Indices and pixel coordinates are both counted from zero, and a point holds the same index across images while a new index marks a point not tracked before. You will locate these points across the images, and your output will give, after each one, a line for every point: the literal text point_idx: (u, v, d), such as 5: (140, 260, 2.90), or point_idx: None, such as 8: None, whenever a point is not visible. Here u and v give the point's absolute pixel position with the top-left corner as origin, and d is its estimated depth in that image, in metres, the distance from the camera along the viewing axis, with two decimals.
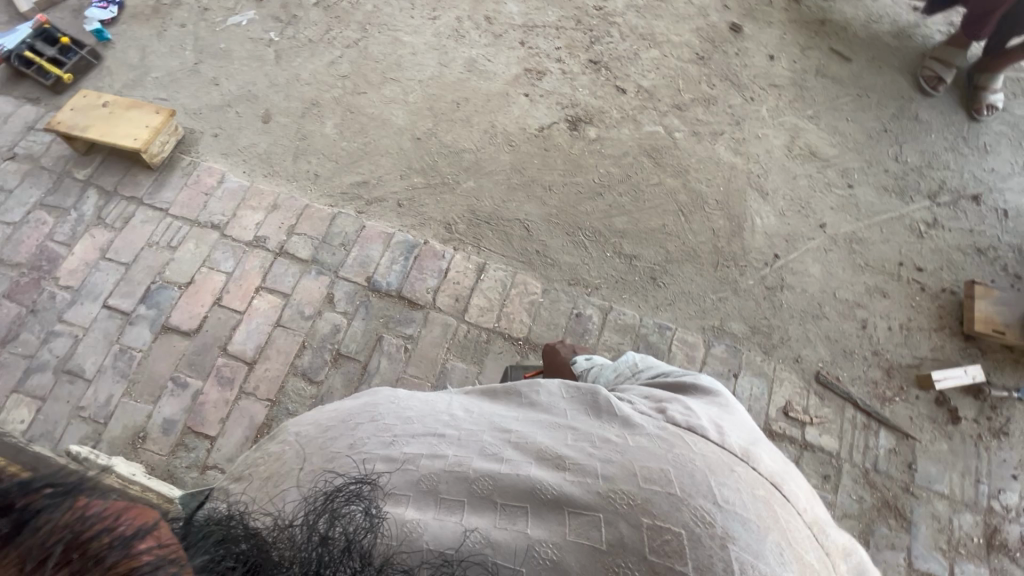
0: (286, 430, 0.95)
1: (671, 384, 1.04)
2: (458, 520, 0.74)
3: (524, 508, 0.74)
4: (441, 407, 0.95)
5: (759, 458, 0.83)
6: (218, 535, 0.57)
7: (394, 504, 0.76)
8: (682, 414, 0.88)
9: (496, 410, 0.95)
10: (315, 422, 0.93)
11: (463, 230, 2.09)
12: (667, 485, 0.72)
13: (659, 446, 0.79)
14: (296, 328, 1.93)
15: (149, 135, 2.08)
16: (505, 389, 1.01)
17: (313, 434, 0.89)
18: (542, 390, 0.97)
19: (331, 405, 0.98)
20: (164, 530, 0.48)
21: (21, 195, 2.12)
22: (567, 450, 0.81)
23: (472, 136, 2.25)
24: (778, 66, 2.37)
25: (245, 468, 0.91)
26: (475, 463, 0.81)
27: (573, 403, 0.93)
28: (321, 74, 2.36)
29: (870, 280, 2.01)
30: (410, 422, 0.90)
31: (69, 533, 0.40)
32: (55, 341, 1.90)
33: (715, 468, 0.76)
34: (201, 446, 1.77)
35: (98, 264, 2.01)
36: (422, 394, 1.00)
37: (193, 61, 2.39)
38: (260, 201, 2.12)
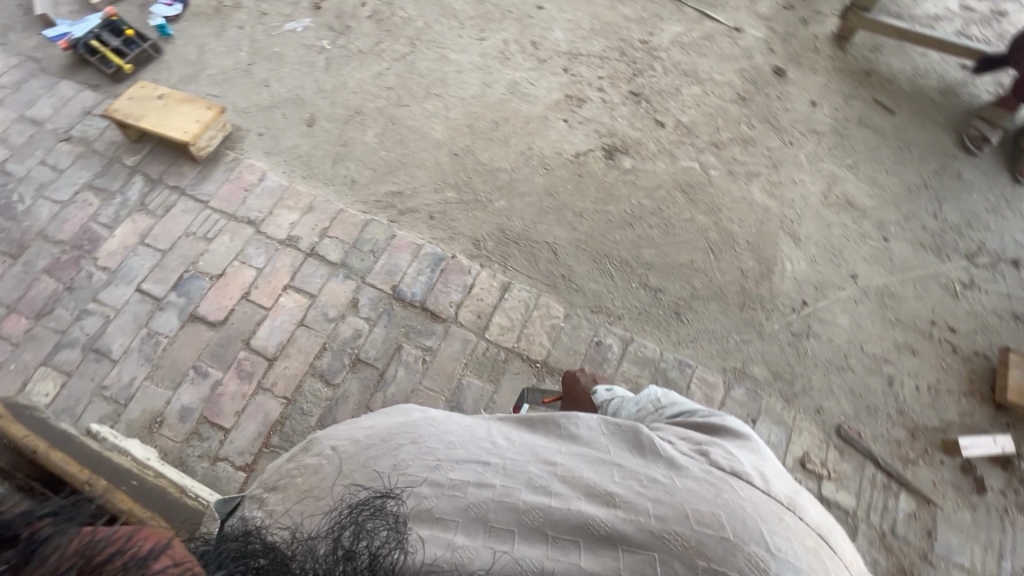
0: (322, 443, 1.01)
1: (698, 424, 1.04)
2: (509, 549, 0.80)
3: (575, 542, 0.81)
4: (482, 435, 0.99)
5: (804, 507, 0.88)
6: (235, 552, 0.68)
7: (443, 529, 0.82)
8: (725, 458, 0.92)
9: (538, 441, 0.98)
10: (352, 439, 0.98)
11: (492, 247, 2.11)
12: (720, 530, 0.77)
13: (707, 489, 0.84)
14: (319, 329, 1.95)
15: (199, 129, 2.16)
16: (542, 419, 1.03)
17: (353, 451, 0.95)
18: (581, 424, 1.00)
19: (367, 421, 1.03)
20: (173, 548, 0.61)
21: (72, 175, 2.20)
22: (616, 488, 0.86)
23: (508, 156, 2.28)
24: (819, 112, 2.36)
25: (276, 478, 0.98)
26: (524, 495, 0.86)
27: (614, 439, 0.96)
28: (368, 84, 2.43)
29: (900, 336, 1.97)
30: (453, 447, 0.94)
31: (80, 557, 0.52)
32: (87, 319, 1.95)
33: (765, 515, 0.81)
34: (214, 436, 1.79)
35: (136, 248, 2.07)
36: (459, 419, 1.04)
37: (247, 61, 2.48)
38: (296, 202, 2.17)
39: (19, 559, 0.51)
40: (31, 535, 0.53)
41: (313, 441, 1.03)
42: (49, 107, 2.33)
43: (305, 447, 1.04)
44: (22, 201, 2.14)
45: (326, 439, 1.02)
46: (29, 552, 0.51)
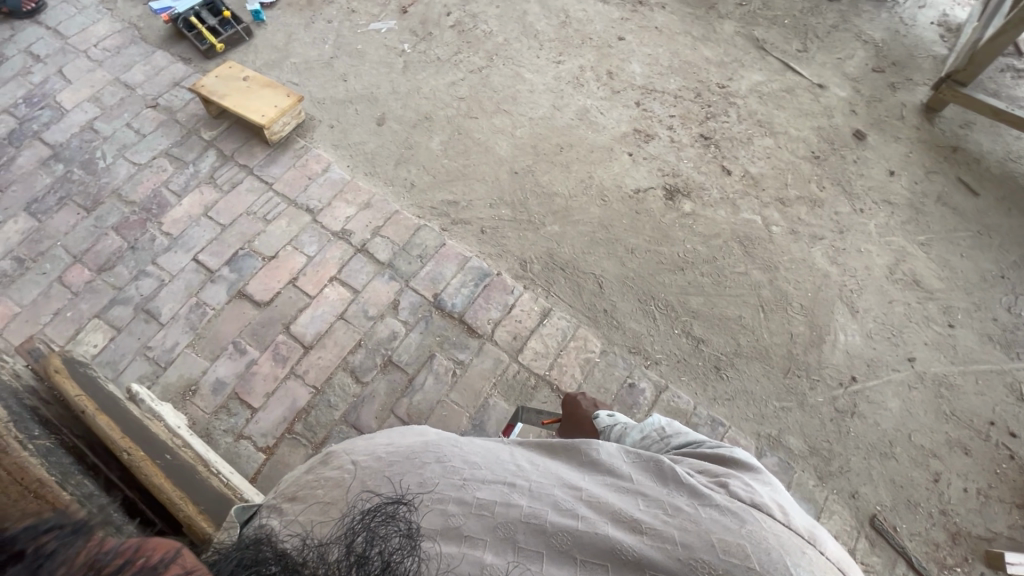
0: (341, 457, 0.97)
1: (705, 455, 0.98)
2: (538, 570, 0.76)
3: (604, 567, 0.77)
4: (504, 456, 0.94)
5: (824, 540, 0.84)
6: (247, 561, 0.67)
7: (471, 546, 0.78)
8: (744, 488, 0.86)
9: (559, 465, 0.93)
10: (373, 455, 0.94)
11: (538, 271, 2.10)
12: (745, 560, 0.75)
13: (731, 519, 0.80)
14: (357, 325, 1.98)
15: (275, 115, 2.22)
16: (562, 444, 0.97)
17: (373, 464, 0.92)
18: (601, 450, 0.95)
19: (385, 438, 1.00)
20: (183, 558, 0.63)
21: (152, 141, 2.31)
22: (641, 515, 0.82)
23: (567, 181, 2.27)
24: (896, 183, 2.27)
25: (291, 490, 0.94)
26: (551, 516, 0.82)
27: (635, 465, 0.91)
28: (441, 92, 2.47)
29: (952, 431, 1.85)
30: (476, 467, 0.90)
31: (90, 567, 0.54)
32: (142, 280, 2.03)
33: (788, 547, 0.78)
34: (242, 414, 1.83)
35: (199, 219, 2.15)
36: (477, 439, 0.99)
37: (330, 55, 2.56)
38: (355, 197, 2.22)
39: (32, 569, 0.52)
40: (36, 549, 0.54)
41: (328, 456, 0.99)
42: (143, 73, 2.46)
43: (322, 460, 0.99)
44: (103, 158, 2.26)
45: (342, 453, 0.98)
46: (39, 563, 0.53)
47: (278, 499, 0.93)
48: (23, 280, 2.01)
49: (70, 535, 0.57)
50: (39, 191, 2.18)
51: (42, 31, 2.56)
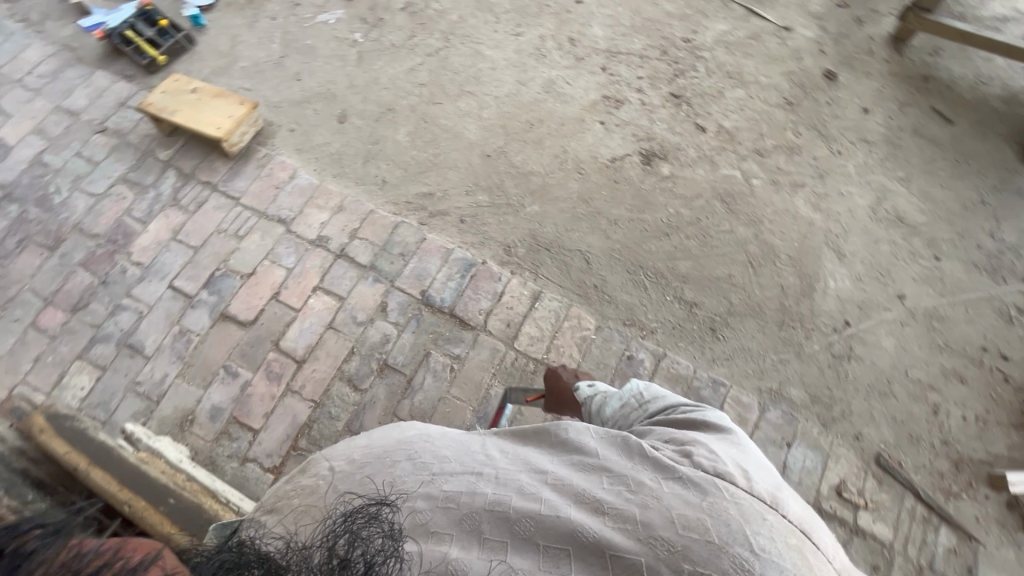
0: (318, 462, 0.96)
1: (680, 423, 0.97)
2: (501, 560, 0.75)
3: (565, 550, 0.75)
4: (474, 447, 0.92)
5: (788, 502, 0.80)
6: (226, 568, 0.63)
7: (437, 542, 0.77)
8: (708, 457, 0.83)
9: (529, 450, 0.91)
10: (348, 457, 0.94)
11: (524, 254, 2.06)
12: (704, 533, 0.71)
13: (692, 490, 0.77)
14: (347, 332, 1.94)
15: (231, 125, 2.14)
16: (533, 428, 0.95)
17: (350, 466, 0.91)
18: (570, 429, 0.92)
19: (363, 438, 0.99)
20: (165, 558, 0.62)
21: (106, 168, 2.21)
22: (603, 494, 0.80)
23: (542, 158, 2.22)
24: (871, 120, 2.25)
25: (279, 496, 0.92)
26: (515, 502, 0.80)
27: (602, 443, 0.89)
28: (400, 80, 2.38)
29: (947, 362, 1.88)
30: (446, 460, 0.89)
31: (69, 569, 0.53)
32: (120, 315, 1.97)
33: (748, 515, 0.74)
34: (244, 437, 1.80)
35: (169, 244, 2.08)
36: (451, 431, 0.98)
37: (279, 54, 2.45)
38: (328, 201, 2.15)
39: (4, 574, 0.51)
40: (17, 547, 0.53)
41: (307, 463, 0.99)
42: (85, 97, 2.34)
43: (302, 467, 0.98)
44: (58, 193, 2.16)
45: (322, 458, 0.97)
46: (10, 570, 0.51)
47: (265, 509, 0.92)
48: None
49: (50, 533, 0.55)
50: None
51: None
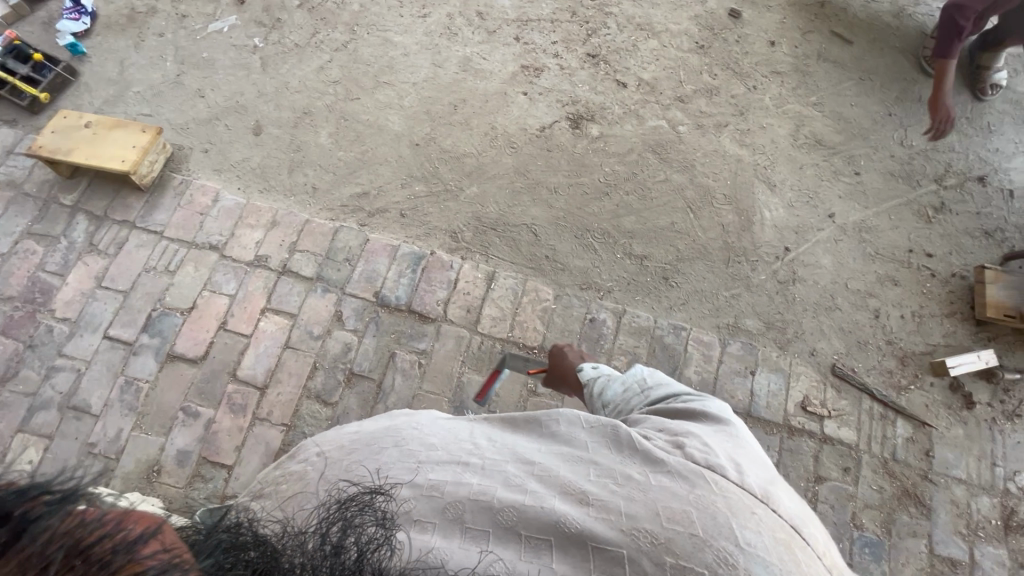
0: (308, 449, 0.95)
1: (677, 412, 0.99)
2: (483, 549, 0.75)
3: (548, 540, 0.76)
4: (463, 436, 0.92)
5: (777, 497, 0.83)
6: (226, 542, 0.60)
7: (419, 532, 0.77)
8: (700, 450, 0.86)
9: (519, 440, 0.92)
10: (337, 442, 0.92)
11: (471, 237, 2.05)
12: (689, 526, 0.74)
13: (680, 484, 0.80)
14: (306, 349, 1.89)
15: (138, 155, 2.00)
16: (524, 417, 0.96)
17: (339, 452, 0.90)
18: (562, 419, 0.93)
19: (353, 425, 0.98)
20: (165, 533, 0.53)
21: (7, 224, 2.03)
22: (590, 486, 0.81)
23: (472, 139, 2.19)
24: (779, 51, 2.33)
25: (272, 481, 0.91)
26: (500, 493, 0.81)
27: (594, 433, 0.90)
28: (311, 81, 2.28)
29: (881, 269, 2.01)
30: (434, 449, 0.88)
31: (71, 538, 0.45)
32: (56, 377, 1.84)
33: (735, 509, 0.77)
34: (218, 475, 1.74)
35: (95, 293, 1.94)
36: (442, 419, 0.98)
37: (175, 72, 2.29)
38: (259, 219, 2.05)
39: (3, 540, 0.42)
40: (24, 512, 0.44)
41: (296, 450, 0.97)
42: None
43: (290, 456, 0.97)
44: None
45: (313, 445, 0.95)
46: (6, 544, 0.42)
47: (253, 495, 0.90)
48: None
49: (53, 500, 0.46)
50: None
51: None
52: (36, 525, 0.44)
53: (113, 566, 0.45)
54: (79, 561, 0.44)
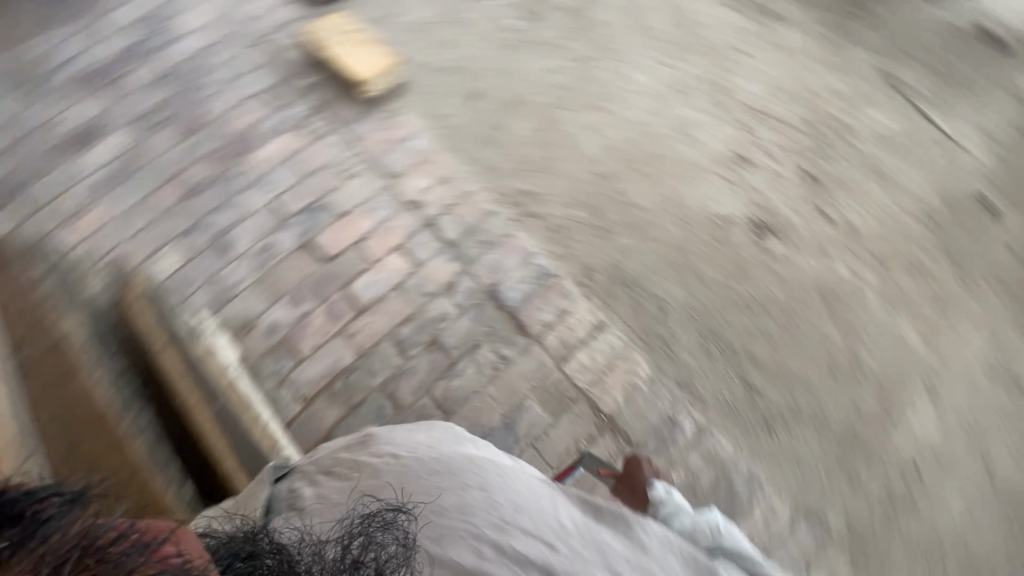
0: (384, 449, 1.07)
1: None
2: None
3: None
4: (547, 508, 1.02)
5: None
6: (242, 552, 0.87)
7: None
8: None
9: (598, 530, 1.02)
10: (409, 451, 1.06)
11: (601, 281, 2.03)
12: None
13: None
14: (410, 298, 1.99)
15: (382, 69, 2.32)
16: (604, 508, 1.05)
17: (417, 464, 1.04)
18: (643, 532, 1.03)
19: (430, 443, 1.08)
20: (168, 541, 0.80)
21: (252, 77, 2.35)
22: None
23: (651, 194, 2.16)
24: (1017, 266, 2.03)
25: (333, 460, 1.09)
26: None
27: (666, 563, 1.01)
28: (539, 77, 2.39)
29: (1014, 550, 1.71)
30: (519, 511, 1.00)
31: (82, 538, 0.71)
32: (221, 214, 2.11)
33: None
34: (289, 361, 1.89)
35: (283, 164, 2.20)
36: (523, 475, 1.07)
37: (435, 18, 2.52)
38: (433, 170, 2.21)
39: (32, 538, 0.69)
40: (39, 514, 0.72)
41: (370, 435, 1.11)
42: (256, 9, 2.50)
43: (364, 440, 1.11)
44: (206, 87, 2.33)
45: (385, 442, 1.08)
46: (32, 534, 0.70)
47: (326, 467, 1.09)
48: (116, 191, 2.13)
49: (64, 503, 0.74)
50: (143, 107, 2.27)
51: None
52: (54, 518, 0.71)
53: (119, 562, 0.71)
54: (87, 551, 0.70)
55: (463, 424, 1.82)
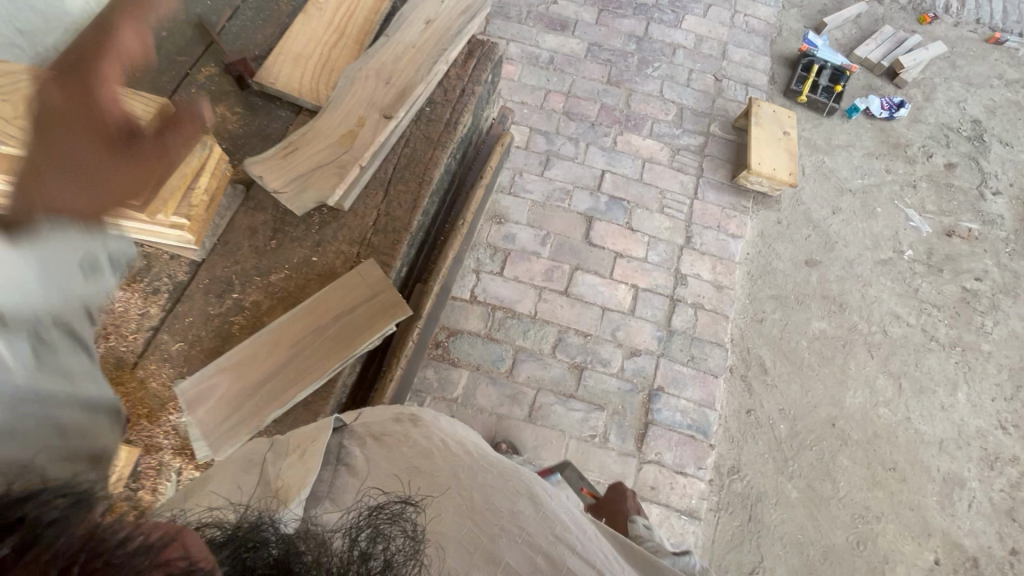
0: (429, 429, 0.86)
1: None
2: None
3: None
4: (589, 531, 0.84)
5: None
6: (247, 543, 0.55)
7: None
8: None
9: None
10: (459, 441, 0.86)
11: (736, 489, 1.86)
12: None
13: None
14: (602, 326, 2.06)
15: (785, 182, 2.26)
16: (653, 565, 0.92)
17: (476, 461, 0.83)
18: None
19: (474, 439, 0.91)
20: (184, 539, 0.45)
21: (686, 93, 2.57)
22: None
23: (854, 491, 1.88)
24: None
25: (373, 422, 0.87)
26: None
27: None
28: (878, 310, 2.20)
29: None
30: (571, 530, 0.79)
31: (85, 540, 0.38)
32: (568, 145, 2.39)
33: None
34: (494, 267, 2.12)
35: (637, 159, 2.38)
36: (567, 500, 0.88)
37: (852, 188, 2.45)
38: (721, 273, 2.19)
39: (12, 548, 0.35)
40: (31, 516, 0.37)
41: (421, 414, 0.89)
42: (741, 58, 2.70)
43: (410, 415, 0.88)
44: (653, 69, 2.61)
45: (434, 425, 0.87)
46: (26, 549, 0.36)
47: (365, 429, 0.85)
48: (535, 71, 2.55)
49: (67, 503, 0.40)
50: (605, 45, 2.66)
51: None
52: (59, 523, 0.37)
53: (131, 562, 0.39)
54: (102, 562, 0.36)
55: (530, 435, 1.88)
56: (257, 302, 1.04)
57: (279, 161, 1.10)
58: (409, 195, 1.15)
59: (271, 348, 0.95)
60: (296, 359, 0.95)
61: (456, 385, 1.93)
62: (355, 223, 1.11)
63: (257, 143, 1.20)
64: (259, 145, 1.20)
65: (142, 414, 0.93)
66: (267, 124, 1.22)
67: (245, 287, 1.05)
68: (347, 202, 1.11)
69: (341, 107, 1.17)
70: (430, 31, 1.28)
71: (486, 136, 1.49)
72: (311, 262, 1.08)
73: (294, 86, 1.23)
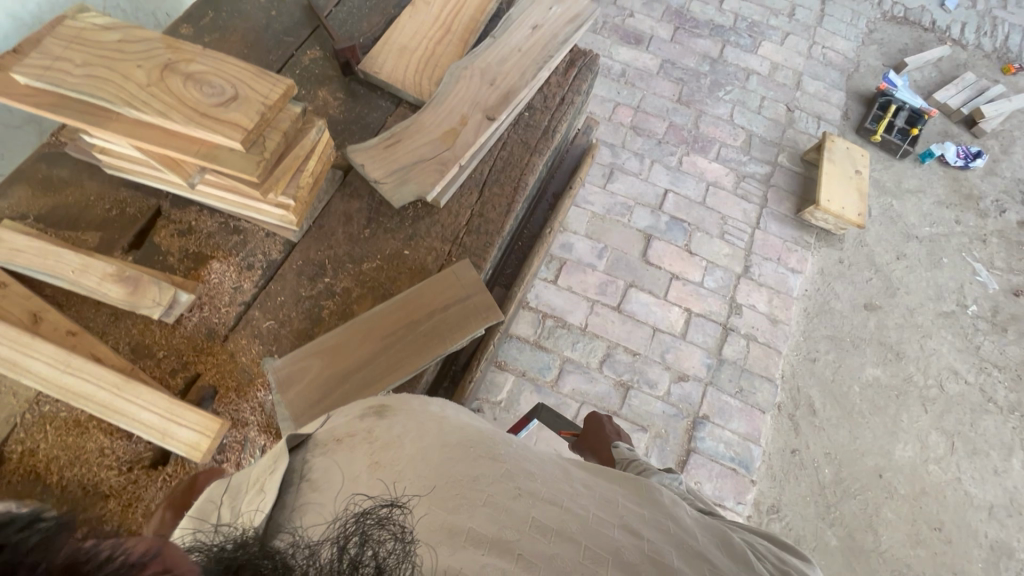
0: (398, 414, 0.69)
1: None
2: None
3: None
4: (558, 471, 0.67)
5: None
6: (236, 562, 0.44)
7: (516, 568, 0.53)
8: None
9: (624, 500, 0.67)
10: (440, 418, 0.70)
11: (774, 528, 1.82)
12: None
13: None
14: (652, 346, 2.03)
15: (853, 222, 2.22)
16: (631, 477, 0.73)
17: (439, 431, 0.66)
18: (677, 524, 0.66)
19: (444, 408, 0.73)
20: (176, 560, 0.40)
21: (756, 120, 2.53)
22: None
23: (897, 547, 1.83)
24: None
25: (339, 424, 0.70)
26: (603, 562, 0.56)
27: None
28: (936, 364, 2.14)
29: None
30: (530, 475, 0.63)
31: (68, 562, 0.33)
32: (633, 160, 2.37)
33: None
34: (549, 274, 2.11)
35: (702, 182, 2.35)
36: (529, 446, 0.71)
37: (918, 235, 2.38)
38: (777, 306, 2.15)
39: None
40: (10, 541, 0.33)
41: (389, 403, 0.71)
42: (815, 90, 2.65)
43: (377, 406, 0.71)
44: (725, 93, 2.58)
45: (411, 409, 0.70)
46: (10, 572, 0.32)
47: (328, 433, 0.69)
48: (606, 83, 2.54)
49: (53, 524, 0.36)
50: (679, 63, 2.63)
51: (814, 7, 2.90)
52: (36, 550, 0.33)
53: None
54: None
55: None
56: (348, 290, 1.04)
57: (381, 150, 1.11)
58: (504, 199, 1.14)
59: (365, 335, 0.96)
60: (388, 349, 0.96)
61: (501, 388, 1.92)
62: (448, 220, 1.11)
63: (356, 130, 1.20)
64: (358, 133, 1.20)
65: (231, 388, 0.95)
66: (366, 113, 1.22)
67: (338, 274, 1.05)
68: (443, 199, 1.11)
69: (445, 104, 1.17)
70: (537, 37, 1.28)
71: (572, 145, 1.48)
72: (402, 256, 1.08)
73: (397, 77, 1.24)
